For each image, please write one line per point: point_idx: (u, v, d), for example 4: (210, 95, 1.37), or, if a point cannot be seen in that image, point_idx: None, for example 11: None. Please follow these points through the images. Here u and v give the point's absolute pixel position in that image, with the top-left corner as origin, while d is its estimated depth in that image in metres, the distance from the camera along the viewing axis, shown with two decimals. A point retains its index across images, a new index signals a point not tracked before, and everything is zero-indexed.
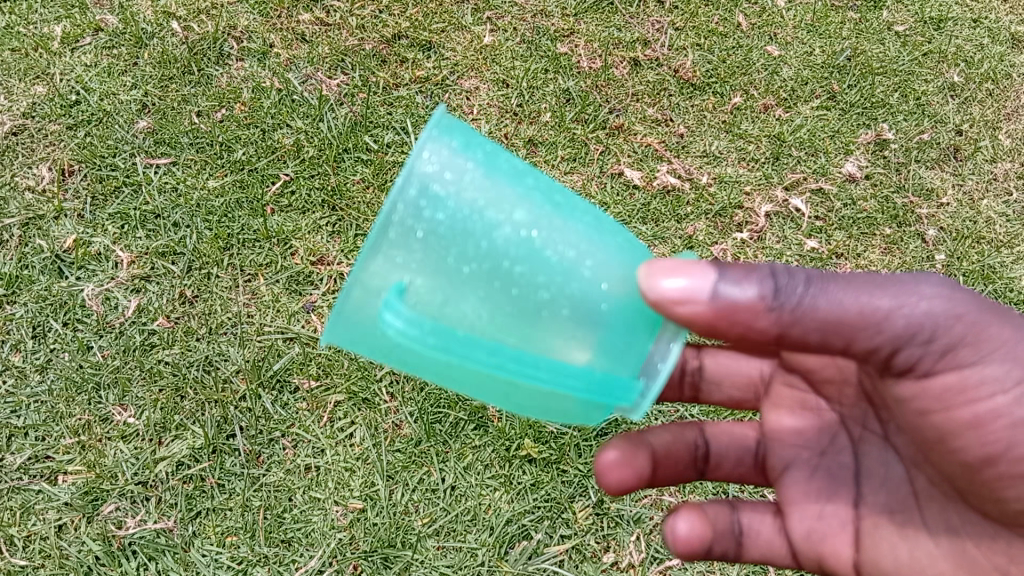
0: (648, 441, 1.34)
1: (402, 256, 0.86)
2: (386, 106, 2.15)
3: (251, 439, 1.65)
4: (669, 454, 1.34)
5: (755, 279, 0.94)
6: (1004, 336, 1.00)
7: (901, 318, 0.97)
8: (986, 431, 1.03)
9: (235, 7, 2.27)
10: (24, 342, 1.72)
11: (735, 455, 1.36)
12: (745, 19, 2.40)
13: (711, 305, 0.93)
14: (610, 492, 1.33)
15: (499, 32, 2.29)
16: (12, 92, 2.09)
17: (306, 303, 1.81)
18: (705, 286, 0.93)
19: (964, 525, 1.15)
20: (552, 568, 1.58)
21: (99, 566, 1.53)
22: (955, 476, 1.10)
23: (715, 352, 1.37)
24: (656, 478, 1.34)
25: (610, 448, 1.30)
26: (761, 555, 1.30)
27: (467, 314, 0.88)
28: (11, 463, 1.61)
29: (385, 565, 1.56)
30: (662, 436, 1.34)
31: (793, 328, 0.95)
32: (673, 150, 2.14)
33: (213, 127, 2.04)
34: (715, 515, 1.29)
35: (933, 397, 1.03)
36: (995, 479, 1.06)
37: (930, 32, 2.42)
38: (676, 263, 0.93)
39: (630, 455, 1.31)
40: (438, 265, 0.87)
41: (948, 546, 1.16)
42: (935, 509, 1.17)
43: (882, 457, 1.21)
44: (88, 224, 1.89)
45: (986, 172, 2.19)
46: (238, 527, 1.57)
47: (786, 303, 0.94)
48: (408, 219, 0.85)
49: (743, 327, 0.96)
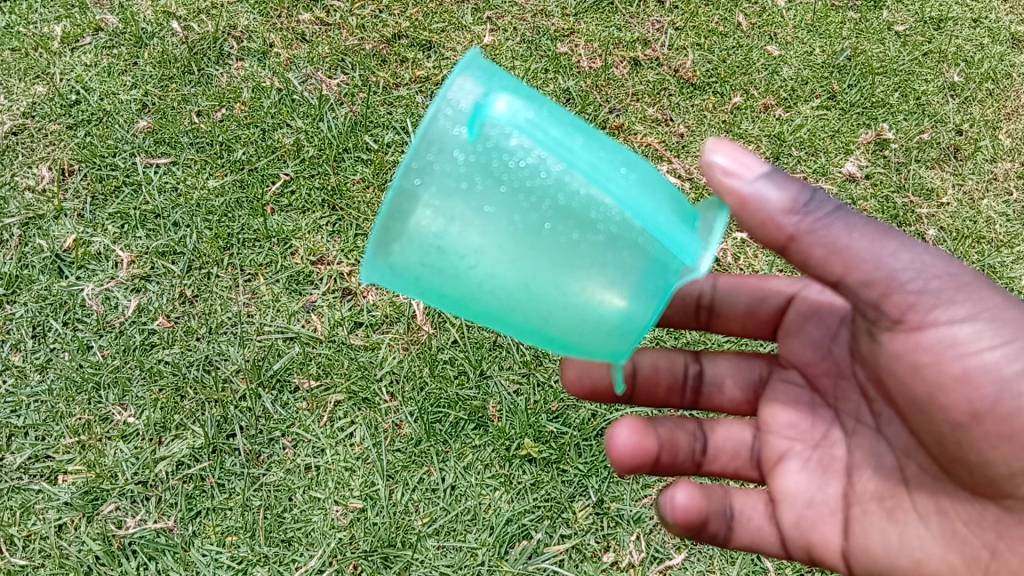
0: (653, 427, 1.31)
1: (450, 151, 0.89)
2: (386, 106, 2.15)
3: (251, 439, 1.65)
4: (671, 442, 1.32)
5: (791, 188, 1.01)
6: (990, 299, 1.07)
7: (904, 255, 1.04)
8: (972, 388, 1.07)
9: (236, 7, 2.27)
10: (24, 342, 1.72)
11: (732, 449, 1.35)
12: (745, 18, 2.40)
13: (744, 189, 1.00)
14: (618, 469, 1.30)
15: (499, 32, 2.29)
16: (12, 92, 2.09)
17: (306, 303, 1.81)
18: (744, 177, 1.00)
19: (954, 505, 1.14)
20: (552, 567, 1.58)
21: (99, 566, 1.53)
22: (944, 444, 1.11)
23: (715, 358, 1.41)
24: (659, 465, 1.32)
25: (621, 428, 1.29)
26: (749, 540, 1.28)
27: (511, 212, 0.90)
28: (11, 463, 1.61)
29: (385, 565, 1.56)
30: (665, 423, 1.33)
31: (804, 238, 1.02)
32: (673, 150, 2.14)
33: (213, 126, 2.04)
34: (710, 497, 1.26)
35: (923, 351, 1.07)
36: (983, 439, 1.07)
37: (930, 32, 2.42)
38: (734, 147, 1.02)
39: (639, 433, 1.29)
40: (485, 160, 0.89)
41: (937, 527, 1.15)
42: (925, 492, 1.17)
43: (874, 448, 1.21)
44: (88, 224, 1.89)
45: (987, 172, 2.18)
46: (238, 527, 1.57)
47: (808, 212, 1.01)
48: (457, 117, 0.89)
49: (762, 225, 1.02)
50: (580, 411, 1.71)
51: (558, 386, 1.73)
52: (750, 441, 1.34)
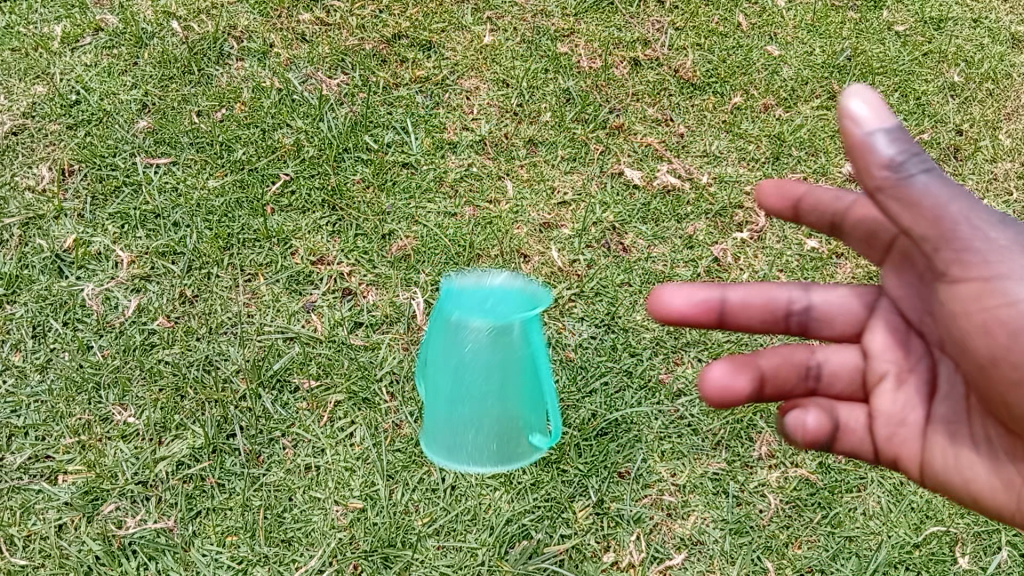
0: (756, 362, 1.27)
1: None
2: (386, 106, 2.15)
3: (251, 439, 1.64)
4: (778, 373, 1.28)
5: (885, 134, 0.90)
6: None
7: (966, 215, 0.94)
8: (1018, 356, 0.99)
9: (236, 7, 2.27)
10: (24, 342, 1.72)
11: (840, 373, 1.27)
12: (745, 18, 2.40)
13: (856, 134, 0.91)
14: (711, 404, 1.28)
15: (499, 32, 2.30)
16: (12, 92, 2.09)
17: (306, 303, 1.81)
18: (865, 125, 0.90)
19: (1009, 450, 1.10)
20: (552, 567, 1.57)
21: (99, 566, 1.53)
22: (995, 399, 1.06)
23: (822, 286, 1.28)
24: (763, 395, 1.28)
25: (715, 364, 1.25)
26: (856, 451, 1.27)
27: None
28: (12, 463, 1.60)
29: (385, 565, 1.55)
30: (772, 357, 1.28)
31: (894, 191, 0.93)
32: (673, 150, 2.13)
33: (213, 126, 2.04)
34: (830, 417, 1.24)
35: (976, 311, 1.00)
36: (1005, 382, 1.02)
37: (930, 32, 2.42)
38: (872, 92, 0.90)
39: (732, 372, 1.25)
40: None
41: (995, 468, 1.12)
42: (986, 430, 1.12)
43: (951, 384, 1.15)
44: (88, 223, 1.89)
45: (987, 172, 2.18)
46: (237, 527, 1.57)
47: (903, 170, 0.91)
48: None
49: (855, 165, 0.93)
50: (580, 412, 1.71)
51: (557, 386, 1.73)
52: (856, 363, 1.26)
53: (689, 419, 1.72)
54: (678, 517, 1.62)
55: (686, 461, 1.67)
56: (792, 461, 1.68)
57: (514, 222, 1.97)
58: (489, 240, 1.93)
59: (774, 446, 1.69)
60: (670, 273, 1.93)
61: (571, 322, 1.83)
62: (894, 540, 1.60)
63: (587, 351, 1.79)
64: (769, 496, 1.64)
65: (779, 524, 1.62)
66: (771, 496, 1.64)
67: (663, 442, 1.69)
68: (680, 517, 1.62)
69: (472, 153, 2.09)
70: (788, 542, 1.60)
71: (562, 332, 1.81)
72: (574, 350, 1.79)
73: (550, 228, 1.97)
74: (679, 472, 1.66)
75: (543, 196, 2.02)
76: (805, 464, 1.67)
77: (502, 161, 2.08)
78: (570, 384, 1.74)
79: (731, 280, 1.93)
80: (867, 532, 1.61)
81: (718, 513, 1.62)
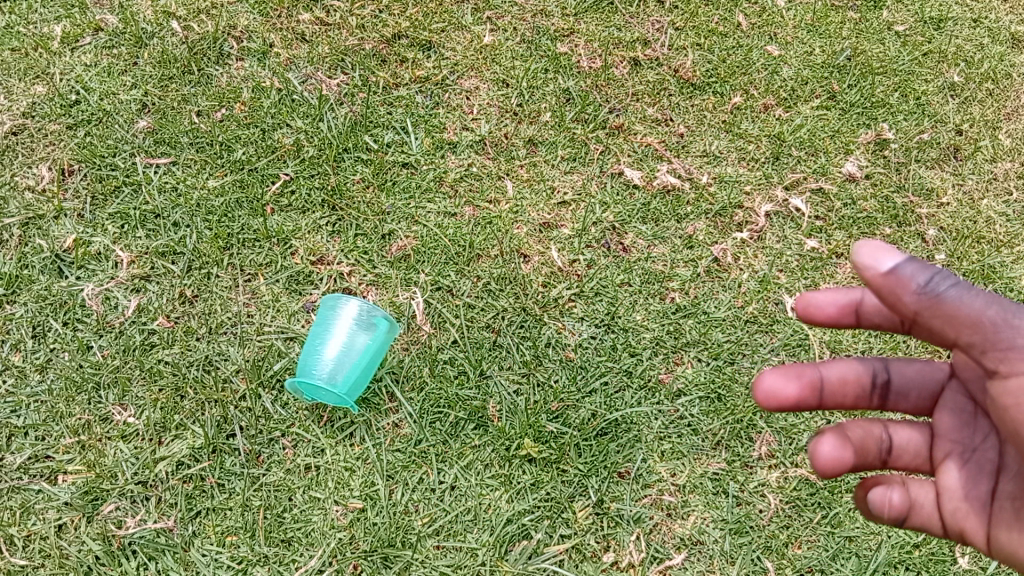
0: (848, 433, 1.22)
1: None
2: (386, 106, 2.15)
3: (251, 439, 1.64)
4: (865, 446, 1.24)
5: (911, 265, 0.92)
6: None
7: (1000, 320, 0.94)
8: None
9: (236, 8, 2.28)
10: (24, 342, 1.72)
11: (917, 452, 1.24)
12: (745, 18, 2.41)
13: (878, 277, 0.92)
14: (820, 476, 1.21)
15: (498, 32, 2.31)
16: (12, 92, 2.09)
17: (306, 303, 1.82)
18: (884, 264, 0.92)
19: None
20: (552, 567, 1.55)
21: (99, 566, 1.51)
22: None
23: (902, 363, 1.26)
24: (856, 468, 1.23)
25: (826, 439, 1.19)
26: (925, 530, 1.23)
27: None
28: (11, 463, 1.59)
29: (385, 565, 1.54)
30: (858, 429, 1.23)
31: (930, 313, 0.94)
32: (673, 150, 2.13)
33: (213, 126, 2.05)
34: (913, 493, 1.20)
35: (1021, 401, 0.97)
36: None
37: (930, 32, 2.42)
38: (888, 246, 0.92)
39: (841, 448, 1.19)
40: None
41: None
42: None
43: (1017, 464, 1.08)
44: (88, 223, 1.89)
45: (986, 172, 2.16)
46: (237, 527, 1.55)
47: (931, 291, 0.92)
48: None
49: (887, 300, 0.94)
50: (580, 412, 1.71)
51: (557, 386, 1.74)
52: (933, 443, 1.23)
53: (689, 418, 1.72)
54: (678, 517, 1.62)
55: (686, 461, 1.67)
56: (792, 461, 1.68)
57: (513, 222, 1.97)
58: (488, 239, 1.93)
59: (774, 445, 1.70)
60: (670, 272, 1.91)
61: (571, 322, 1.83)
62: (894, 540, 1.60)
63: (587, 351, 1.79)
64: (769, 496, 1.64)
65: (779, 524, 1.62)
66: (771, 496, 1.64)
67: (663, 442, 1.69)
68: (680, 517, 1.62)
69: (472, 153, 2.09)
70: (788, 542, 1.60)
71: (561, 332, 1.82)
72: (574, 350, 1.79)
73: (549, 228, 1.97)
74: (679, 472, 1.66)
75: (543, 196, 2.02)
76: (805, 464, 1.68)
77: (502, 161, 2.08)
78: (570, 384, 1.74)
79: (732, 280, 1.92)
80: (867, 532, 1.61)
81: (718, 513, 1.62)
